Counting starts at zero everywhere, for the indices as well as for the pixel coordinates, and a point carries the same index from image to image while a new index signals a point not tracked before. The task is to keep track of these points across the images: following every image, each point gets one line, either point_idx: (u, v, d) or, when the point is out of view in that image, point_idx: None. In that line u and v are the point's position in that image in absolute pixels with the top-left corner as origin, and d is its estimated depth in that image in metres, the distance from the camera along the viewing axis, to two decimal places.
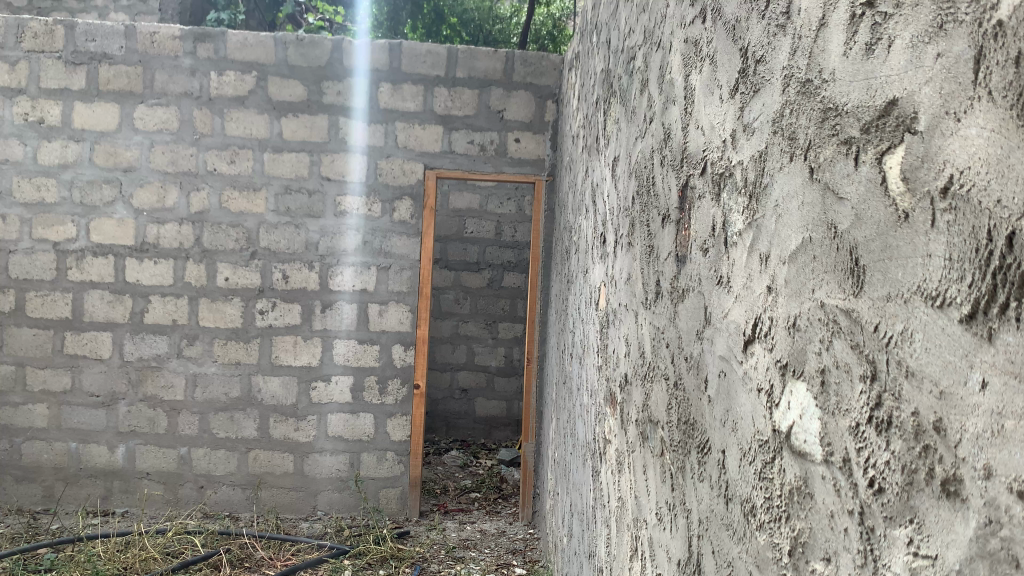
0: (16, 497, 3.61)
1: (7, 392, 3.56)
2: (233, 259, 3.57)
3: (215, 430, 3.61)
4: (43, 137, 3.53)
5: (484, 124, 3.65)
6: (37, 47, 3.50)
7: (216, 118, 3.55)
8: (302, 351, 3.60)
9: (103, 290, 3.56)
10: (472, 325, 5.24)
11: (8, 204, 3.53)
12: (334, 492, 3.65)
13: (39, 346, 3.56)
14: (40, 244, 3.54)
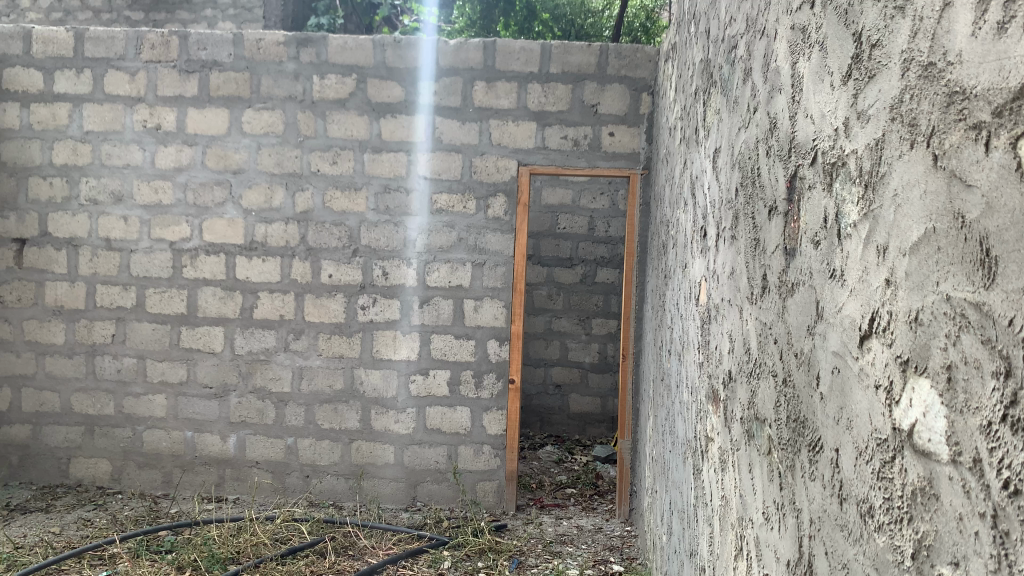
0: (139, 482, 3.83)
1: (129, 383, 3.80)
2: (336, 257, 3.69)
3: (320, 421, 3.74)
4: (160, 142, 3.74)
5: (578, 119, 3.64)
6: (154, 57, 3.71)
7: (318, 120, 3.68)
8: (401, 345, 3.68)
9: (216, 287, 3.74)
10: (565, 320, 5.25)
11: (129, 206, 3.76)
12: (433, 484, 3.72)
13: (158, 340, 3.77)
14: (158, 243, 3.75)
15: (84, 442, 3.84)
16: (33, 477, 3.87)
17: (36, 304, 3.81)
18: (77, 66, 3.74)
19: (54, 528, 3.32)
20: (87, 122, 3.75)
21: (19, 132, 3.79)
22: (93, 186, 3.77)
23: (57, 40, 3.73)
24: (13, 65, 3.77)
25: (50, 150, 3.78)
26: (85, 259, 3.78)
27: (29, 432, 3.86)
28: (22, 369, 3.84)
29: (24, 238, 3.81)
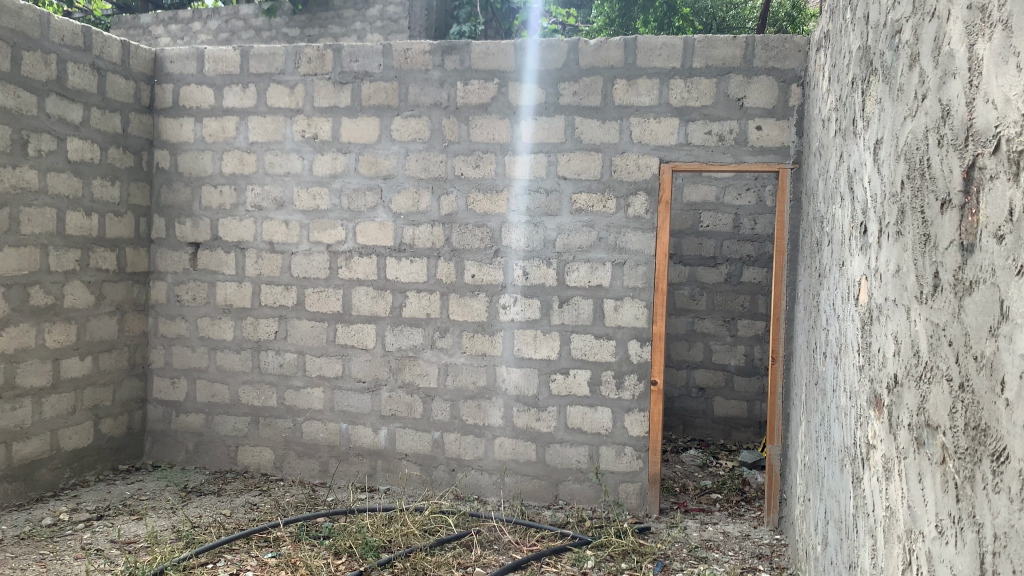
0: (298, 470, 4.07)
1: (290, 376, 4.05)
2: (480, 257, 3.77)
3: (464, 417, 3.83)
4: (317, 151, 3.96)
5: (723, 114, 3.54)
6: (311, 70, 3.94)
7: (462, 125, 3.78)
8: (542, 344, 3.72)
9: (368, 287, 3.92)
10: (709, 321, 5.12)
11: (290, 211, 4.00)
12: (575, 483, 3.73)
13: (316, 336, 4.00)
14: (315, 246, 3.98)
15: (250, 431, 4.12)
16: (206, 462, 4.19)
17: (209, 302, 4.13)
18: (243, 81, 4.03)
19: (225, 509, 3.58)
20: (251, 133, 4.03)
21: (193, 144, 4.13)
22: (257, 193, 4.05)
23: (226, 59, 4.04)
24: (188, 83, 4.11)
25: (220, 160, 4.09)
26: (251, 261, 4.07)
27: (203, 421, 4.19)
28: (197, 362, 4.17)
29: (198, 241, 4.14)
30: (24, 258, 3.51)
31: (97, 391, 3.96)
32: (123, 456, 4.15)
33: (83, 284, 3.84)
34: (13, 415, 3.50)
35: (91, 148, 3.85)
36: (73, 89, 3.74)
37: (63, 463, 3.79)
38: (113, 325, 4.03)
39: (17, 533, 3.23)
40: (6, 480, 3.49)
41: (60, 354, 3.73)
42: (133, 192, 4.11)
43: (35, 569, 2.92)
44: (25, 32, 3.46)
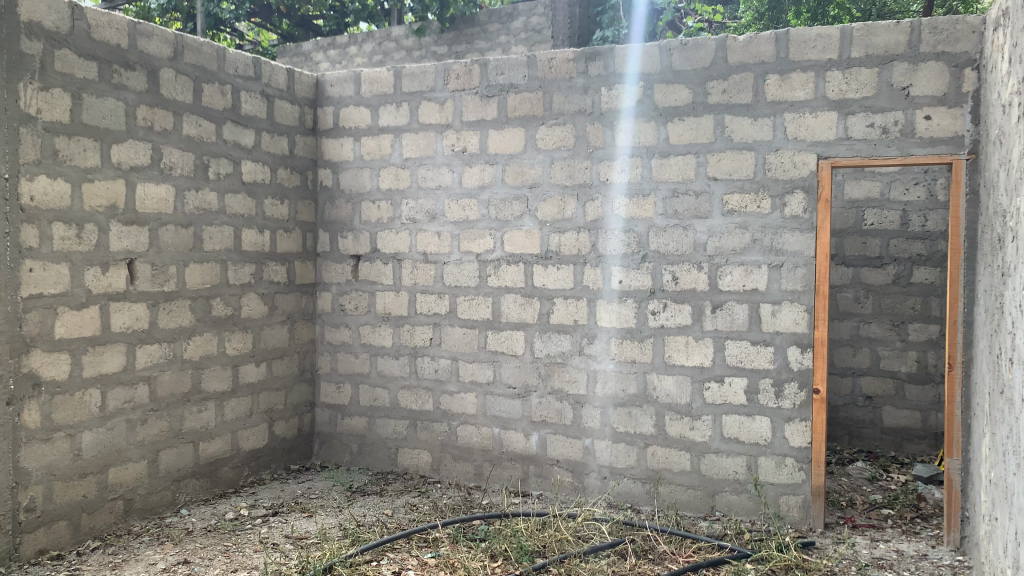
0: (454, 473, 4.18)
1: (445, 381, 4.18)
2: (627, 263, 3.75)
3: (615, 424, 3.81)
4: (466, 164, 4.07)
5: (886, 105, 3.33)
6: (459, 85, 4.07)
7: (607, 131, 3.77)
8: (694, 351, 3.64)
9: (516, 295, 3.99)
10: (876, 326, 4.82)
11: (442, 223, 4.14)
12: (732, 494, 3.61)
13: (468, 342, 4.11)
14: (466, 255, 4.09)
15: (409, 434, 4.28)
16: (369, 464, 4.39)
17: (369, 311, 4.35)
18: (397, 100, 4.22)
19: (387, 509, 3.74)
20: (405, 149, 4.21)
21: (352, 162, 4.36)
22: (412, 207, 4.21)
23: (381, 80, 4.25)
24: (347, 105, 4.36)
25: (377, 177, 4.30)
26: (407, 271, 4.24)
27: (365, 424, 4.40)
28: (359, 368, 4.39)
29: (359, 254, 4.37)
30: (207, 273, 3.83)
31: (271, 395, 4.25)
32: (294, 456, 4.42)
33: (258, 296, 4.13)
34: (200, 416, 3.83)
35: (263, 170, 4.14)
36: (247, 116, 4.04)
37: (243, 462, 4.09)
38: (285, 334, 4.31)
39: (205, 525, 3.53)
40: (195, 476, 3.81)
41: (238, 361, 4.04)
42: (300, 209, 4.39)
43: (220, 559, 3.17)
44: (204, 66, 3.79)
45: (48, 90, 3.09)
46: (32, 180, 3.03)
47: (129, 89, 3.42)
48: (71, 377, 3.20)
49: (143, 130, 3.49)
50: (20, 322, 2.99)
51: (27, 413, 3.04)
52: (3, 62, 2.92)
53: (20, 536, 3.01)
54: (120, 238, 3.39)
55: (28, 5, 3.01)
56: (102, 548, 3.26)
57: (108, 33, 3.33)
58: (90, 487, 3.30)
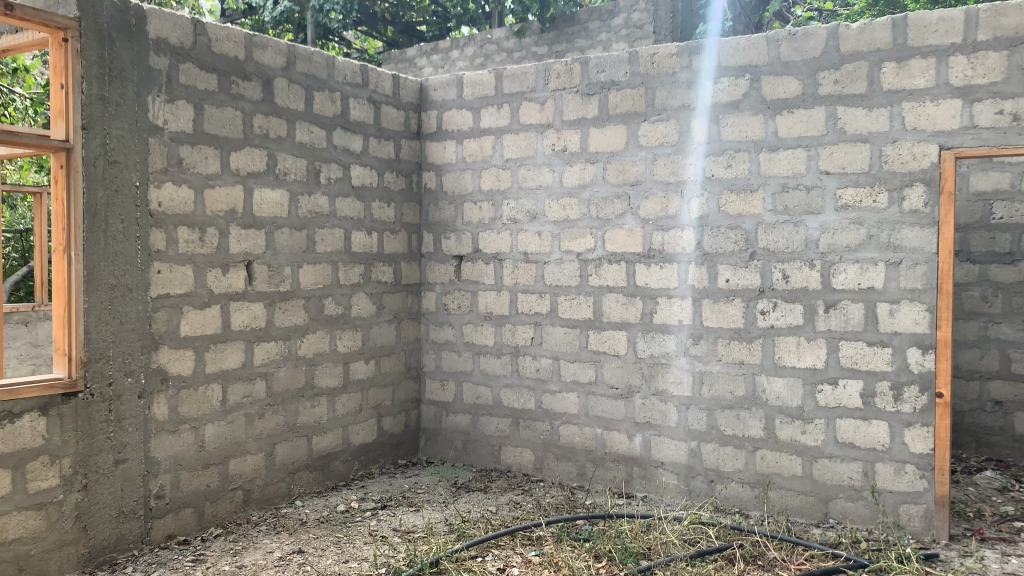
0: (557, 473, 4.18)
1: (547, 381, 4.19)
2: (734, 261, 3.65)
3: (722, 427, 3.72)
4: (567, 163, 4.07)
5: (1017, 89, 3.11)
6: (560, 85, 4.07)
7: (712, 126, 3.70)
8: (806, 352, 3.51)
9: (618, 294, 3.95)
10: (1006, 326, 4.52)
11: (543, 222, 4.15)
12: (847, 501, 3.46)
13: (570, 342, 4.10)
14: (567, 255, 4.09)
15: (511, 432, 4.31)
16: (473, 461, 4.45)
17: (472, 310, 4.41)
18: (498, 102, 4.26)
19: (491, 506, 3.78)
20: (506, 150, 4.24)
21: (455, 164, 4.43)
22: (513, 207, 4.25)
23: (483, 82, 4.30)
24: (450, 108, 4.44)
25: (479, 178, 4.35)
26: (509, 271, 4.28)
27: (469, 421, 4.46)
28: (463, 366, 4.46)
29: (462, 254, 4.43)
30: (319, 273, 3.97)
31: (379, 392, 4.37)
32: (401, 451, 4.53)
33: (366, 295, 4.26)
34: (313, 411, 3.97)
35: (370, 173, 4.26)
36: (355, 122, 4.17)
37: (353, 456, 4.22)
38: (391, 332, 4.42)
39: (318, 517, 3.66)
40: (308, 469, 3.96)
41: (348, 358, 4.17)
42: (405, 211, 4.49)
43: (332, 549, 3.28)
44: (316, 74, 3.93)
45: (173, 102, 3.28)
46: (159, 188, 3.22)
47: (246, 99, 3.59)
48: (195, 372, 3.39)
49: (259, 138, 3.65)
50: (150, 320, 3.20)
51: (156, 406, 3.24)
52: (134, 77, 3.12)
53: (150, 521, 3.23)
54: (239, 241, 3.56)
55: (155, 23, 3.21)
56: (224, 535, 3.44)
57: (227, 47, 3.50)
58: (212, 477, 3.49)
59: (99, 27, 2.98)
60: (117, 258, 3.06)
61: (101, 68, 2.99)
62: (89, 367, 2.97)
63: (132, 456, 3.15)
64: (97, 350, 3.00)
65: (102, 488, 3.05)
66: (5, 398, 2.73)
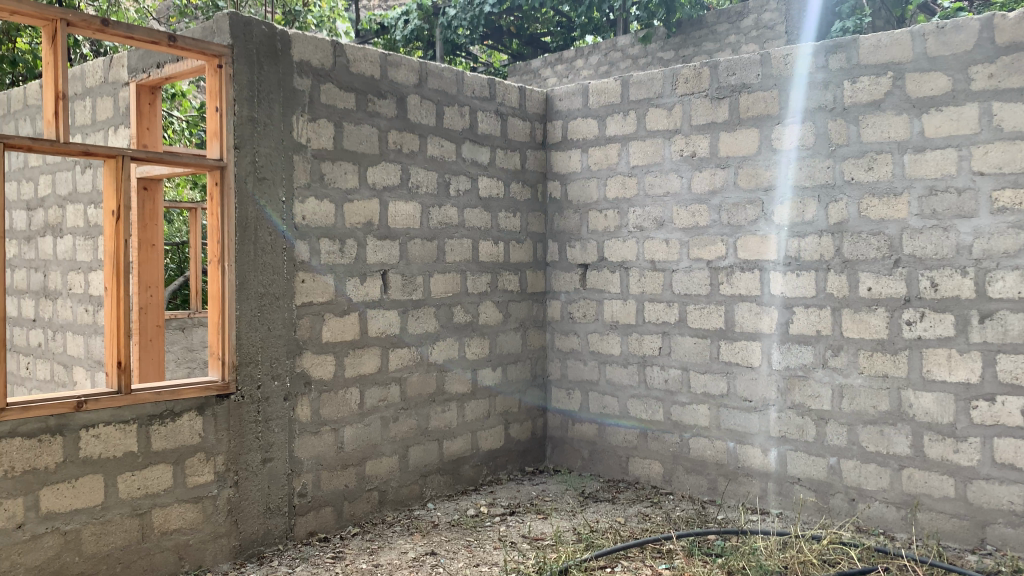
0: (687, 486, 4.09)
1: (676, 393, 4.12)
2: (876, 268, 3.47)
3: (865, 443, 3.54)
4: (696, 169, 4.01)
5: None
6: (689, 89, 4.02)
7: (851, 127, 3.54)
8: (958, 365, 3.29)
9: (751, 303, 3.84)
10: None
11: (672, 230, 4.10)
12: (1007, 527, 3.20)
13: (700, 352, 4.02)
14: (697, 262, 4.02)
15: (639, 443, 4.26)
16: (600, 471, 4.42)
17: (598, 319, 4.39)
18: (624, 109, 4.24)
19: (620, 517, 3.75)
20: (633, 157, 4.22)
21: (581, 173, 4.44)
22: (639, 215, 4.21)
23: (608, 90, 4.30)
24: (575, 117, 4.46)
25: (604, 186, 4.34)
26: (635, 279, 4.24)
27: (596, 431, 4.44)
28: (589, 376, 4.45)
29: (587, 263, 4.43)
30: (449, 282, 4.08)
31: (506, 399, 4.42)
32: (529, 458, 4.56)
33: (493, 304, 4.33)
34: (444, 416, 4.08)
35: (497, 185, 4.33)
36: (483, 134, 4.26)
37: (482, 462, 4.29)
38: (518, 340, 4.47)
39: (449, 520, 3.74)
40: (439, 473, 4.06)
41: (476, 365, 4.25)
42: (531, 221, 4.54)
43: (464, 553, 3.35)
44: (446, 90, 4.05)
45: (315, 121, 3.47)
46: (303, 202, 3.41)
47: (381, 116, 3.74)
48: (336, 376, 3.56)
49: (393, 153, 3.80)
50: (295, 327, 3.38)
51: (300, 408, 3.42)
52: (281, 98, 3.32)
53: (294, 517, 3.41)
54: (375, 251, 3.71)
55: (299, 47, 3.40)
56: (361, 534, 3.58)
57: (363, 66, 3.67)
58: (350, 477, 3.64)
59: (249, 52, 3.20)
60: (265, 268, 3.26)
61: (251, 91, 3.21)
62: (240, 370, 3.18)
63: (277, 455, 3.34)
64: (248, 354, 3.20)
65: (251, 485, 3.25)
66: (167, 397, 2.96)
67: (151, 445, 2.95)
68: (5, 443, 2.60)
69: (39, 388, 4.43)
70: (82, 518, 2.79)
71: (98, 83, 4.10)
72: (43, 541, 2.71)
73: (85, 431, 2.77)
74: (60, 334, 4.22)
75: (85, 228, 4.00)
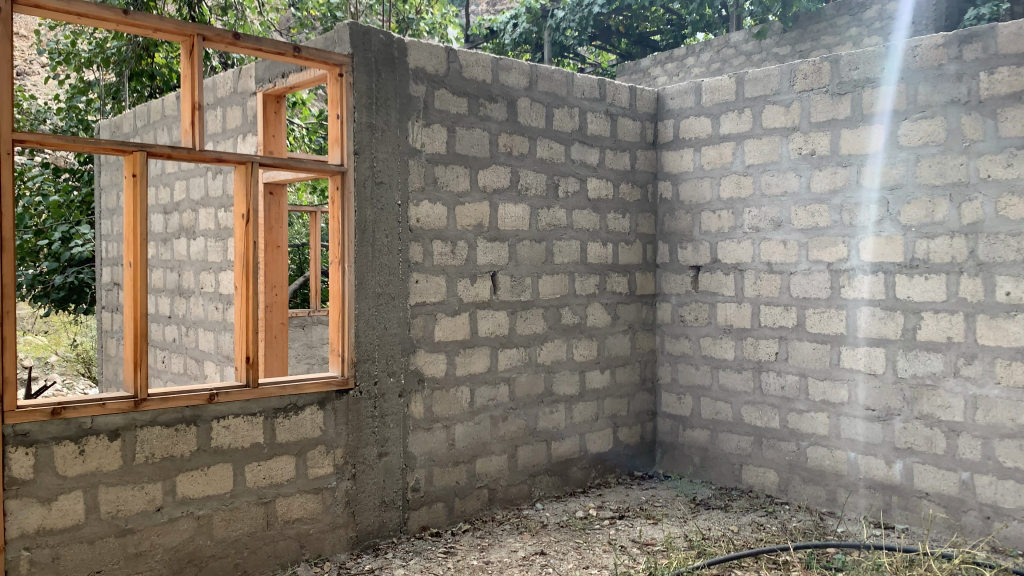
0: (804, 496, 3.95)
1: (793, 400, 3.98)
2: (1015, 271, 3.26)
3: (1001, 458, 3.32)
4: (816, 167, 3.87)
5: None
6: (808, 85, 3.89)
7: (988, 121, 3.34)
8: None
9: (874, 307, 3.67)
10: None
11: (789, 230, 3.97)
12: None
13: (819, 358, 3.87)
14: (816, 264, 3.88)
15: (754, 451, 4.14)
16: (712, 477, 4.31)
17: (711, 322, 4.30)
18: (739, 107, 4.15)
19: (733, 525, 3.66)
20: (748, 156, 4.12)
21: (693, 172, 4.36)
22: (755, 215, 4.10)
23: (723, 88, 4.21)
24: (688, 116, 4.38)
25: (718, 186, 4.25)
26: (751, 282, 4.13)
27: (708, 437, 4.34)
28: (701, 380, 4.36)
29: (700, 264, 4.35)
30: (558, 284, 4.09)
31: (616, 402, 4.38)
32: (638, 462, 4.50)
33: (602, 306, 4.30)
34: (552, 417, 4.08)
35: (607, 186, 4.31)
36: (593, 135, 4.24)
37: (590, 464, 4.27)
38: (627, 343, 4.43)
39: (559, 521, 3.75)
40: (548, 473, 4.08)
41: (585, 367, 4.24)
42: (641, 222, 4.48)
43: (573, 554, 3.35)
44: (556, 92, 4.06)
45: (429, 126, 3.55)
46: (417, 205, 3.50)
47: (492, 119, 3.80)
48: (447, 375, 3.63)
49: (504, 155, 3.84)
50: (409, 326, 3.48)
51: (414, 405, 3.51)
52: (397, 104, 3.42)
53: (408, 511, 3.50)
54: (486, 253, 3.77)
55: (414, 54, 3.50)
56: (471, 531, 3.64)
57: (476, 71, 3.73)
58: (461, 474, 3.70)
59: (368, 60, 3.31)
60: (382, 269, 3.36)
61: (370, 98, 3.32)
62: (358, 366, 3.29)
63: (392, 450, 3.44)
64: (365, 352, 3.31)
65: (368, 478, 3.36)
66: (290, 391, 3.10)
67: (276, 437, 3.10)
68: (146, 431, 2.79)
69: (174, 380, 4.74)
70: (213, 504, 2.96)
71: (228, 93, 4.34)
72: (179, 524, 2.89)
73: (217, 422, 2.94)
74: (193, 330, 4.49)
75: (216, 230, 4.24)
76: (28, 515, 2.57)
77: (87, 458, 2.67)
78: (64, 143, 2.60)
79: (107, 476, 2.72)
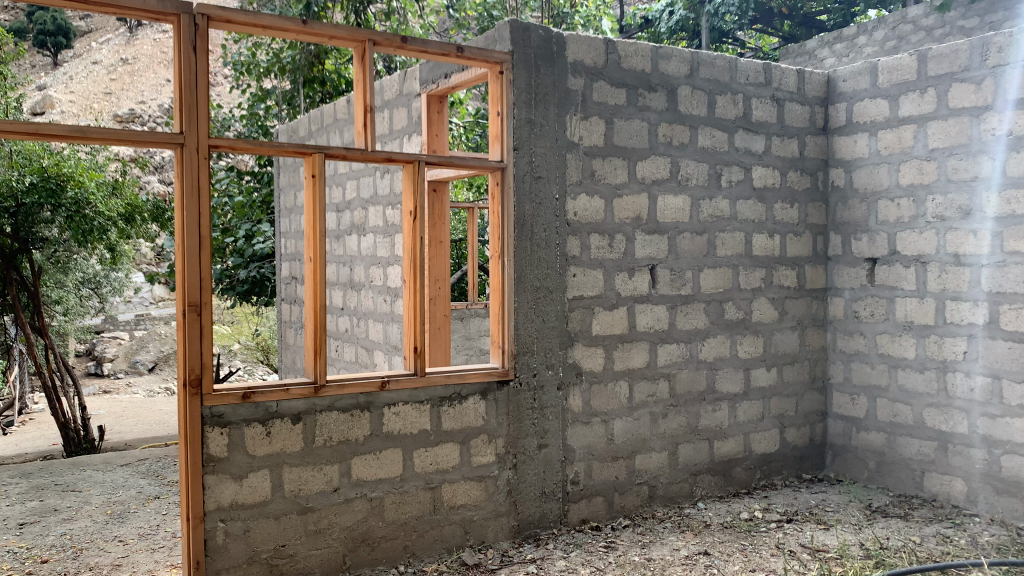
0: (999, 509, 3.62)
1: (985, 404, 3.67)
2: None
3: None
4: (1013, 149, 3.56)
5: None
6: (1003, 60, 3.58)
7: None
8: None
9: None
10: None
11: (981, 219, 3.67)
12: None
13: (1016, 359, 3.55)
14: (1012, 256, 3.56)
15: (937, 457, 3.85)
16: (890, 484, 4.04)
17: (888, 319, 4.03)
18: (921, 87, 3.85)
19: (915, 536, 3.41)
20: (931, 139, 3.82)
21: (868, 159, 4.09)
22: (940, 203, 3.81)
23: (902, 67, 3.92)
24: (862, 99, 4.11)
25: (897, 172, 3.97)
26: (935, 275, 3.84)
27: (885, 440, 4.07)
28: (878, 380, 4.09)
29: (876, 257, 4.08)
30: (720, 277, 3.97)
31: (783, 401, 4.20)
32: (807, 465, 4.28)
33: (768, 300, 4.13)
34: (714, 415, 3.97)
35: (773, 174, 4.12)
36: (758, 122, 4.06)
37: (754, 465, 4.12)
38: (796, 340, 4.22)
39: (722, 522, 3.65)
40: (710, 472, 3.97)
41: (750, 364, 4.08)
42: (811, 212, 4.25)
43: (739, 556, 3.26)
44: (718, 78, 3.92)
45: (588, 119, 3.54)
46: (575, 199, 3.51)
47: (652, 109, 3.73)
48: (606, 369, 3.62)
49: (664, 146, 3.77)
50: (567, 319, 3.49)
51: (573, 398, 3.53)
52: (556, 99, 3.44)
53: (567, 504, 3.53)
54: (645, 246, 3.72)
55: (573, 48, 3.49)
56: (632, 526, 3.61)
57: (635, 61, 3.68)
58: (621, 469, 3.68)
59: (528, 57, 3.35)
60: (542, 262, 3.40)
61: (530, 94, 3.35)
62: (518, 359, 3.35)
63: (552, 442, 3.47)
64: (525, 344, 3.36)
65: (529, 469, 3.41)
66: (455, 381, 3.20)
67: (442, 425, 3.21)
68: (324, 416, 2.97)
69: (346, 368, 5.00)
70: (385, 488, 3.11)
71: (395, 95, 4.53)
72: (354, 504, 3.05)
73: (388, 409, 3.08)
74: (364, 321, 4.73)
75: (384, 227, 4.44)
76: (223, 490, 2.80)
77: (272, 440, 2.88)
78: (252, 147, 2.81)
79: (290, 456, 2.91)
